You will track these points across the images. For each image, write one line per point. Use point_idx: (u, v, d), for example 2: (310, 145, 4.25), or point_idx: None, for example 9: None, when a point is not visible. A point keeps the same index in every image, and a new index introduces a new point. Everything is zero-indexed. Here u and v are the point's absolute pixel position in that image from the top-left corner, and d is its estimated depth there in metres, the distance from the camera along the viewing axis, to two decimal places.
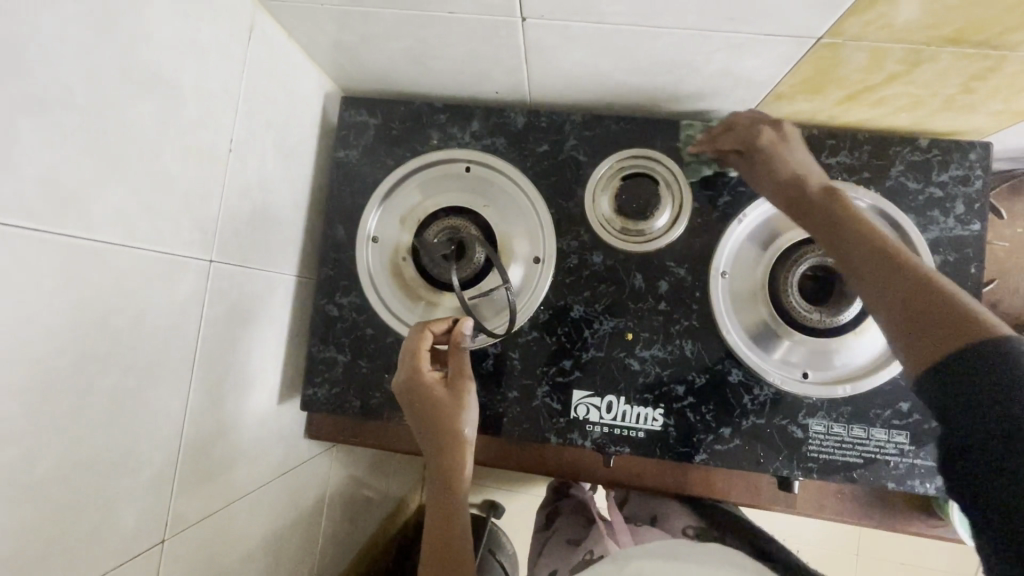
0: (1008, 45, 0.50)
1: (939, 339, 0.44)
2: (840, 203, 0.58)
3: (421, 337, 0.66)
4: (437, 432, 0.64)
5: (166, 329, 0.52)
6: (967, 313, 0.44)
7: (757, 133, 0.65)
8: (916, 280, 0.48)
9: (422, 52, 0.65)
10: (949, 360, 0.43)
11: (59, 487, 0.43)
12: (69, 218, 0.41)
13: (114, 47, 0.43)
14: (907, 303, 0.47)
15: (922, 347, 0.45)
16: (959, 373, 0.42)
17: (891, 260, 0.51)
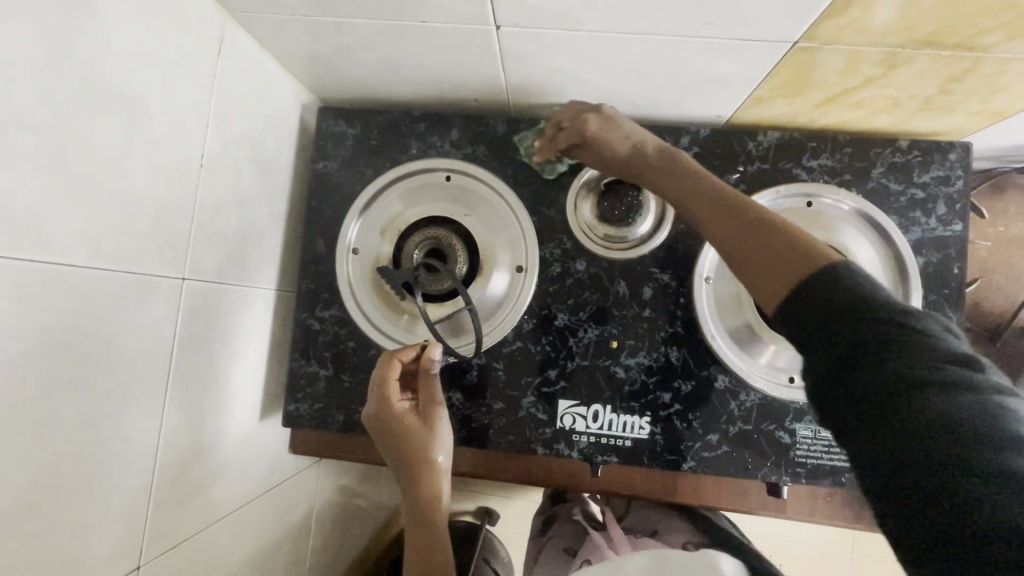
0: (984, 47, 0.50)
1: (783, 277, 0.44)
2: (679, 162, 0.58)
3: (389, 367, 0.65)
4: (412, 466, 0.64)
5: (136, 350, 0.51)
6: (813, 253, 0.44)
7: (593, 126, 0.63)
8: (783, 233, 0.46)
9: (398, 61, 0.64)
10: (800, 300, 0.42)
11: (23, 519, 0.42)
12: (27, 240, 0.40)
13: (73, 64, 0.42)
14: (757, 242, 0.47)
15: (772, 285, 0.45)
16: (814, 315, 0.41)
17: (772, 235, 0.47)
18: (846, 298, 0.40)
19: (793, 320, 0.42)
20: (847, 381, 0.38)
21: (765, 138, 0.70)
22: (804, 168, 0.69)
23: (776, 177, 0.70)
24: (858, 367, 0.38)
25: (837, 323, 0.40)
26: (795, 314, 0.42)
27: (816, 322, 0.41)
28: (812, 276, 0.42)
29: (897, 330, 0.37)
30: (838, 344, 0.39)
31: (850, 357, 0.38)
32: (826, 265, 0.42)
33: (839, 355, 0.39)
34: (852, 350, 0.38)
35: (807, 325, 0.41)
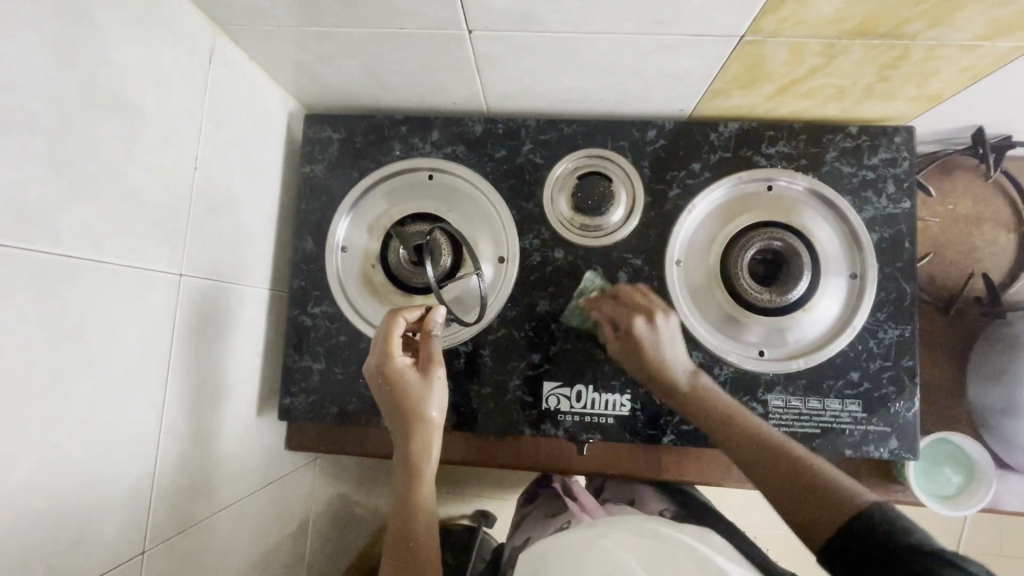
0: (909, 35, 0.55)
1: (825, 513, 0.55)
2: (716, 399, 0.69)
3: (393, 323, 0.68)
4: (406, 417, 0.66)
5: (138, 341, 0.54)
6: (849, 498, 0.56)
7: (632, 315, 0.73)
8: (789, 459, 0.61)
9: (378, 67, 0.68)
10: (840, 538, 0.53)
11: (36, 497, 0.44)
12: (37, 233, 0.43)
13: (77, 72, 0.45)
14: (799, 489, 0.58)
15: (816, 523, 0.56)
16: (852, 550, 0.52)
17: (779, 458, 0.61)
18: (875, 537, 0.51)
19: (835, 556, 0.53)
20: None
21: (725, 129, 0.75)
22: (763, 155, 0.74)
23: (737, 165, 0.75)
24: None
25: (870, 556, 0.51)
26: (835, 551, 0.53)
27: (855, 555, 0.52)
28: (845, 523, 0.54)
29: (914, 566, 0.48)
30: (868, 569, 0.51)
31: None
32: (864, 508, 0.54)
33: (868, 574, 0.51)
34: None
35: (849, 561, 0.52)
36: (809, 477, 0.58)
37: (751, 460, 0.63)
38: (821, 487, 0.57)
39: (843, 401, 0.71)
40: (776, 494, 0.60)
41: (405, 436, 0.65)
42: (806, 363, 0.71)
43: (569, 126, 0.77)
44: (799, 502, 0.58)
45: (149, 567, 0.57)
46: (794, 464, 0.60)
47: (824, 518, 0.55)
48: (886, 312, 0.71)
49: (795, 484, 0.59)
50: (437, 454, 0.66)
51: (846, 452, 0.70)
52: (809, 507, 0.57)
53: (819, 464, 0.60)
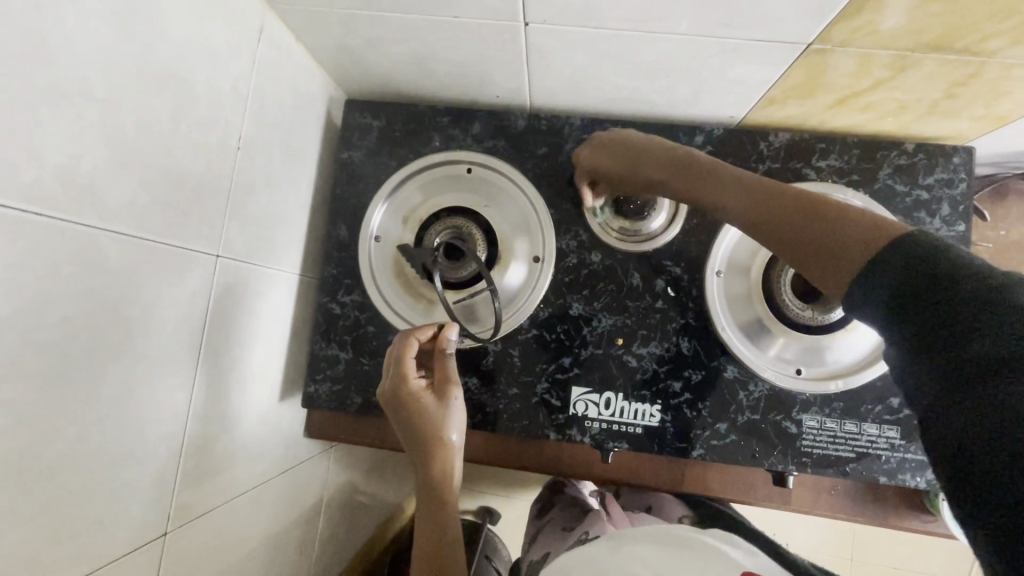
0: (987, 52, 0.52)
1: (850, 256, 0.47)
2: (709, 167, 0.60)
3: (406, 345, 0.66)
4: (425, 441, 0.65)
5: (173, 321, 0.53)
6: (880, 226, 0.47)
7: (592, 159, 0.70)
8: (796, 207, 0.52)
9: (427, 55, 0.67)
10: (878, 271, 0.44)
11: (66, 473, 0.44)
12: (86, 205, 0.42)
13: (132, 43, 0.44)
14: (820, 233, 0.49)
15: (842, 270, 0.47)
16: (897, 281, 0.42)
17: (786, 206, 0.53)
18: (930, 267, 0.41)
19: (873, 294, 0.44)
20: (924, 350, 0.40)
21: (776, 138, 0.73)
22: (814, 167, 0.72)
23: (786, 176, 0.72)
24: (941, 346, 0.39)
25: (918, 289, 0.41)
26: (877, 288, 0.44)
27: (900, 289, 0.42)
28: (885, 248, 0.45)
29: (974, 310, 0.37)
30: (912, 299, 0.41)
31: (932, 327, 0.40)
32: (907, 233, 0.45)
33: (916, 312, 0.41)
34: (943, 318, 0.39)
35: (893, 298, 0.42)
36: (827, 218, 0.50)
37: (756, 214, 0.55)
38: (840, 227, 0.49)
39: (881, 426, 0.69)
40: (795, 246, 0.51)
41: (425, 460, 0.65)
42: (845, 385, 0.69)
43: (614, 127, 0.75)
44: (818, 248, 0.49)
45: (170, 547, 0.56)
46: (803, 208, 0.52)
47: (850, 256, 0.47)
48: None
49: (813, 228, 0.50)
50: (456, 477, 0.67)
51: (881, 478, 0.68)
52: (831, 249, 0.48)
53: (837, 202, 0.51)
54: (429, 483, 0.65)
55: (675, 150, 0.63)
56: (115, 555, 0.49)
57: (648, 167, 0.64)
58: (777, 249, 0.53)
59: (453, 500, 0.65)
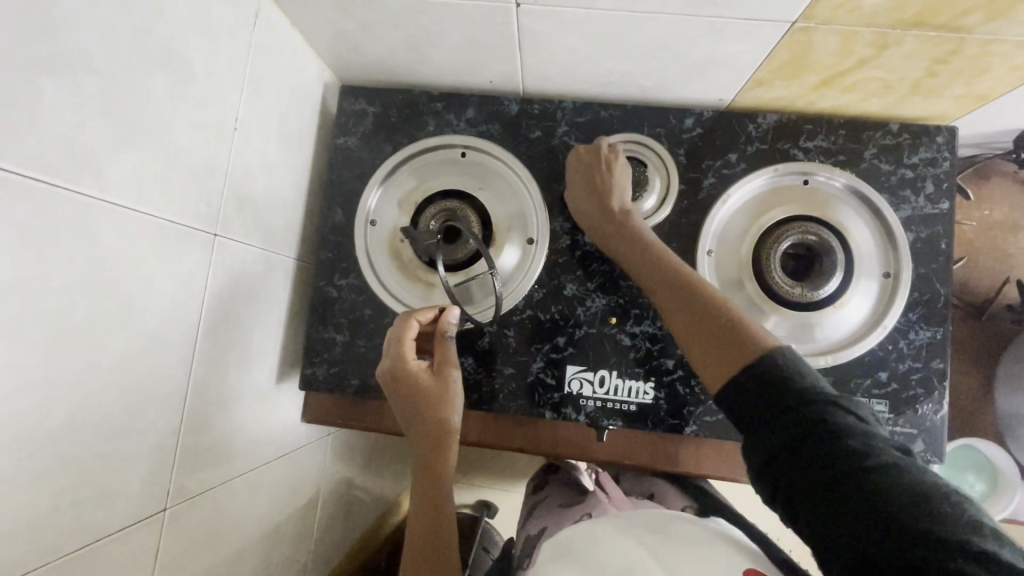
0: (966, 28, 0.54)
1: (727, 360, 0.52)
2: (643, 247, 0.64)
3: (406, 326, 0.67)
4: (424, 423, 0.65)
5: (172, 296, 0.54)
6: (753, 340, 0.52)
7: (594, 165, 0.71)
8: (712, 302, 0.56)
9: (420, 40, 0.68)
10: (740, 384, 0.50)
11: (68, 442, 0.44)
12: (87, 176, 0.43)
13: (132, 20, 0.45)
14: (710, 329, 0.54)
15: (719, 369, 0.52)
16: (791, 430, 0.46)
17: (700, 293, 0.57)
18: (784, 390, 0.48)
19: (738, 404, 0.50)
20: (803, 471, 0.44)
21: (764, 120, 0.74)
22: (801, 148, 0.74)
23: (774, 157, 0.74)
24: (828, 470, 0.43)
25: (781, 408, 0.47)
26: (737, 398, 0.50)
27: (761, 403, 0.48)
28: (751, 367, 0.50)
29: (835, 436, 0.44)
30: (782, 421, 0.47)
31: (807, 451, 0.45)
32: (771, 357, 0.50)
33: (792, 438, 0.46)
34: (820, 445, 0.44)
35: (764, 422, 0.48)
36: (727, 320, 0.54)
37: (677, 301, 0.58)
38: (728, 331, 0.53)
39: (871, 401, 0.70)
40: (685, 334, 0.56)
41: (423, 442, 0.65)
42: (835, 360, 0.70)
43: (606, 110, 0.77)
44: (701, 339, 0.55)
45: (170, 526, 0.57)
46: (713, 304, 0.56)
47: (720, 359, 0.53)
48: (918, 312, 0.71)
49: (706, 325, 0.55)
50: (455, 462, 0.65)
51: None
52: (710, 346, 0.54)
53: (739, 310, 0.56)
54: (426, 466, 0.64)
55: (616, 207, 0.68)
56: (118, 526, 0.50)
57: (602, 234, 0.68)
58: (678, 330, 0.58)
59: (450, 486, 0.64)
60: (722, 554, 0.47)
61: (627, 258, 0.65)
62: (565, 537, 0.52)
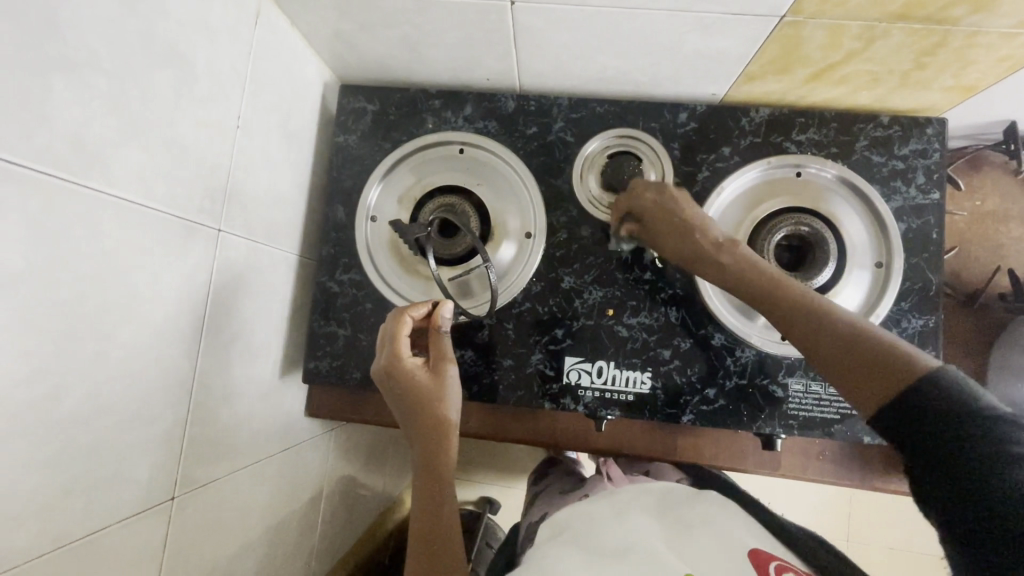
0: (950, 20, 0.55)
1: (886, 386, 0.49)
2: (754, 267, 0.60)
3: (400, 323, 0.67)
4: (420, 417, 0.66)
5: (177, 289, 0.55)
6: (908, 362, 0.49)
7: (641, 200, 0.69)
8: (842, 328, 0.53)
9: (418, 38, 0.70)
10: (897, 402, 0.48)
11: (78, 428, 0.45)
12: (94, 171, 0.44)
13: (136, 20, 0.47)
14: (855, 357, 0.51)
15: (875, 394, 0.50)
16: (939, 449, 0.45)
17: (835, 324, 0.54)
18: (938, 408, 0.46)
19: (887, 415, 0.49)
20: (923, 445, 0.47)
21: (757, 114, 0.76)
22: (793, 141, 0.75)
23: (767, 150, 0.75)
24: (946, 445, 0.45)
25: (922, 405, 0.47)
26: (889, 417, 0.49)
27: (914, 423, 0.47)
28: (909, 393, 0.48)
29: (968, 420, 0.44)
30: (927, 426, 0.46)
31: (930, 427, 0.46)
32: (930, 377, 0.47)
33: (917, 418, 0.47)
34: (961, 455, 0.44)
35: (896, 415, 0.48)
36: (869, 349, 0.51)
37: (807, 329, 0.55)
38: (875, 356, 0.51)
39: None
40: (831, 368, 0.53)
41: (420, 435, 0.66)
42: None
43: (600, 106, 0.78)
44: (849, 372, 0.52)
45: (177, 514, 0.58)
46: (846, 332, 0.53)
47: (878, 388, 0.50)
48: (910, 301, 0.72)
49: (853, 354, 0.52)
50: (455, 454, 0.66)
51: (865, 438, 0.70)
52: (864, 375, 0.51)
53: (874, 330, 0.53)
54: (424, 458, 0.65)
55: (708, 234, 0.64)
56: (125, 513, 0.51)
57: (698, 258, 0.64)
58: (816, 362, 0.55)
59: (450, 477, 0.64)
60: (727, 535, 0.47)
61: (730, 280, 0.61)
62: (565, 519, 0.54)
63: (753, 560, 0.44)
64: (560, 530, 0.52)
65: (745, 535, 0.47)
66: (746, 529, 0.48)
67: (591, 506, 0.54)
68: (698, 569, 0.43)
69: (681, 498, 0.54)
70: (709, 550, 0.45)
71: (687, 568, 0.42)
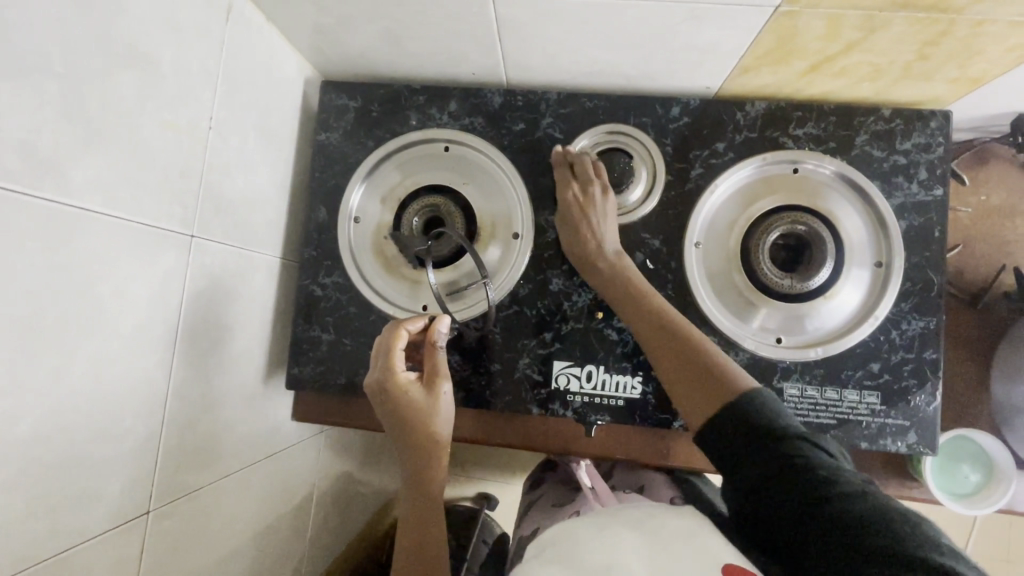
0: (955, 8, 0.52)
1: (713, 403, 0.54)
2: (626, 285, 0.65)
3: (395, 337, 0.65)
4: (412, 434, 0.64)
5: (146, 299, 0.53)
6: (735, 384, 0.54)
7: (588, 190, 0.70)
8: (699, 354, 0.58)
9: (398, 32, 0.67)
10: (724, 427, 0.52)
11: (40, 448, 0.44)
12: (48, 180, 0.42)
13: (93, 21, 0.44)
14: (695, 376, 0.57)
15: (705, 410, 0.54)
16: (774, 480, 0.48)
17: (690, 348, 0.59)
18: (768, 433, 0.50)
19: (720, 451, 0.52)
20: (776, 500, 0.47)
21: (752, 108, 0.73)
22: (791, 136, 0.72)
23: (763, 145, 0.72)
24: (801, 498, 0.46)
25: (756, 437, 0.50)
26: (717, 444, 0.52)
27: (750, 450, 0.50)
28: (731, 411, 0.52)
29: (803, 463, 0.47)
30: (761, 455, 0.49)
31: (778, 481, 0.48)
32: (752, 396, 0.52)
33: (759, 474, 0.49)
34: (797, 485, 0.46)
35: (732, 458, 0.51)
36: (711, 371, 0.56)
37: (669, 352, 0.60)
38: (712, 376, 0.56)
39: (862, 393, 0.68)
40: (678, 387, 0.58)
41: (411, 452, 0.64)
42: (825, 352, 0.69)
43: (590, 101, 0.75)
44: (689, 389, 0.56)
45: (154, 528, 0.57)
46: (699, 355, 0.58)
47: (707, 404, 0.54)
48: (911, 302, 0.69)
49: (696, 374, 0.57)
50: (445, 473, 0.65)
51: (862, 444, 0.68)
52: (699, 393, 0.55)
53: (720, 354, 0.58)
54: (414, 476, 0.64)
55: (600, 249, 0.68)
56: (97, 531, 0.50)
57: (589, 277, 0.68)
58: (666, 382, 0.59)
59: (439, 495, 0.64)
60: (710, 552, 0.45)
61: (613, 298, 0.66)
62: (556, 534, 0.51)
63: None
64: (552, 545, 0.48)
65: (724, 551, 0.46)
66: (726, 547, 0.47)
67: (569, 521, 0.52)
68: None
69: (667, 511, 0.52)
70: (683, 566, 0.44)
71: None
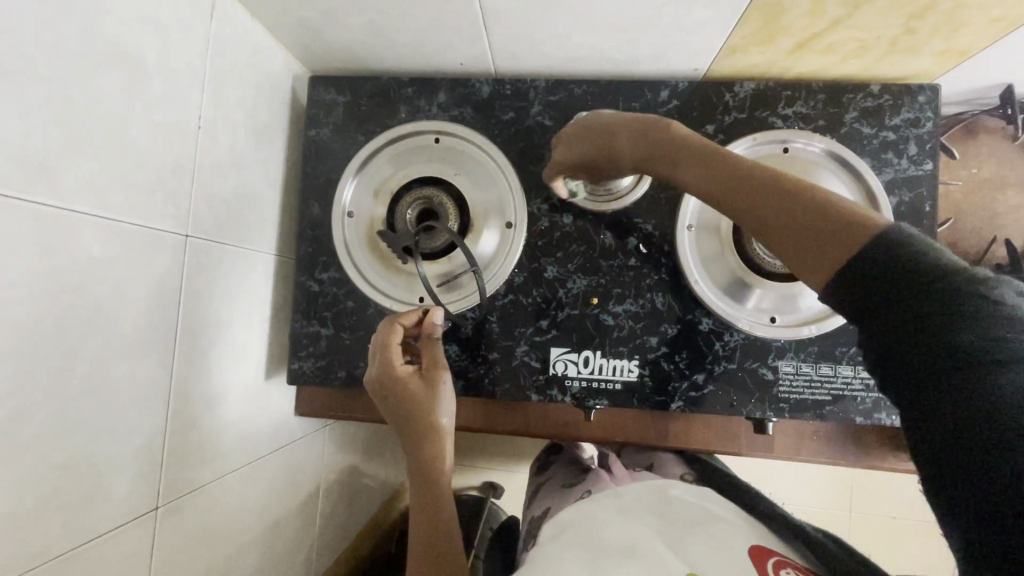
0: None
1: (838, 254, 0.44)
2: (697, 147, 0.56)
3: (391, 332, 0.67)
4: (416, 425, 0.65)
5: (144, 299, 0.54)
6: (864, 225, 0.44)
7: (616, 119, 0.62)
8: (803, 201, 0.47)
9: (384, 25, 0.67)
10: (853, 275, 0.43)
11: (48, 448, 0.45)
12: (41, 183, 0.43)
13: (76, 22, 0.45)
14: (805, 225, 0.47)
15: (827, 263, 0.45)
16: (908, 331, 0.39)
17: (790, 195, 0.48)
18: (902, 280, 0.40)
19: (846, 299, 0.43)
20: (904, 347, 0.40)
21: (741, 89, 0.73)
22: (780, 115, 0.72)
23: (752, 126, 0.73)
24: (933, 349, 0.38)
25: (890, 280, 0.41)
26: (844, 293, 0.43)
27: (881, 297, 0.41)
28: (861, 256, 0.43)
29: (954, 307, 0.38)
30: (895, 304, 0.40)
31: (915, 329, 0.39)
32: (884, 234, 0.43)
33: (898, 324, 0.40)
34: (931, 335, 0.38)
35: (857, 305, 0.43)
36: (827, 217, 0.46)
37: (760, 209, 0.49)
38: (829, 220, 0.46)
39: (856, 368, 0.70)
40: (781, 244, 0.48)
41: (415, 443, 0.65)
42: (819, 330, 0.70)
43: (579, 87, 0.75)
44: (802, 242, 0.47)
45: (164, 523, 0.58)
46: (806, 201, 0.47)
47: (829, 256, 0.45)
48: None
49: (805, 224, 0.47)
50: (449, 461, 0.66)
51: (857, 419, 0.69)
52: (815, 244, 0.46)
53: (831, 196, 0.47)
54: (421, 466, 0.64)
55: (665, 126, 0.59)
56: (108, 527, 0.51)
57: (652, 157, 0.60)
58: (766, 241, 0.50)
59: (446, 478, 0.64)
60: (725, 533, 0.46)
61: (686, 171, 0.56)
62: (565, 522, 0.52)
63: (751, 556, 0.43)
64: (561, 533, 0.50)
65: (744, 533, 0.47)
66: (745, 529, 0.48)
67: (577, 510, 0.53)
68: (696, 565, 0.42)
69: (673, 493, 0.53)
70: (710, 548, 0.44)
71: (684, 565, 0.42)
